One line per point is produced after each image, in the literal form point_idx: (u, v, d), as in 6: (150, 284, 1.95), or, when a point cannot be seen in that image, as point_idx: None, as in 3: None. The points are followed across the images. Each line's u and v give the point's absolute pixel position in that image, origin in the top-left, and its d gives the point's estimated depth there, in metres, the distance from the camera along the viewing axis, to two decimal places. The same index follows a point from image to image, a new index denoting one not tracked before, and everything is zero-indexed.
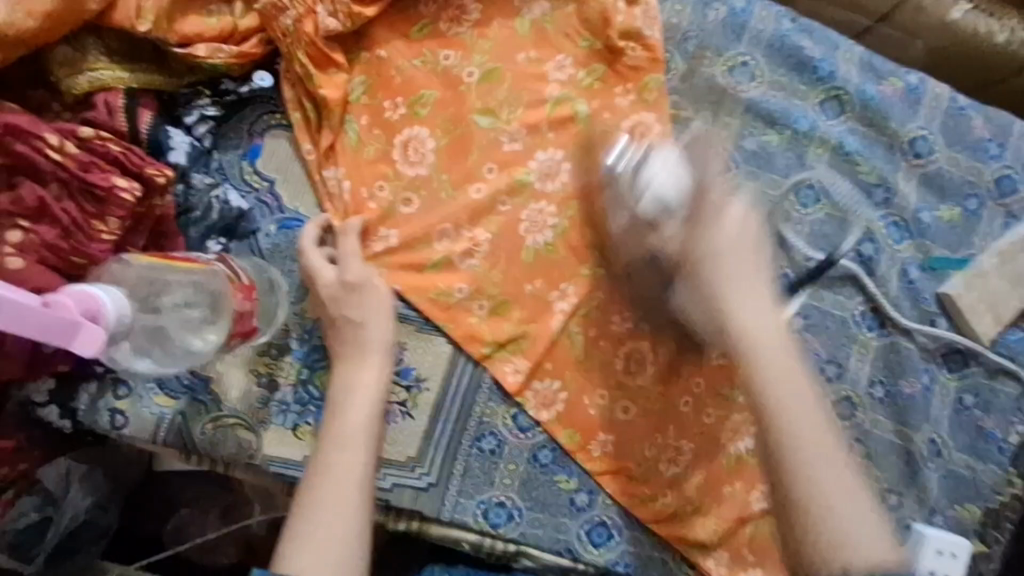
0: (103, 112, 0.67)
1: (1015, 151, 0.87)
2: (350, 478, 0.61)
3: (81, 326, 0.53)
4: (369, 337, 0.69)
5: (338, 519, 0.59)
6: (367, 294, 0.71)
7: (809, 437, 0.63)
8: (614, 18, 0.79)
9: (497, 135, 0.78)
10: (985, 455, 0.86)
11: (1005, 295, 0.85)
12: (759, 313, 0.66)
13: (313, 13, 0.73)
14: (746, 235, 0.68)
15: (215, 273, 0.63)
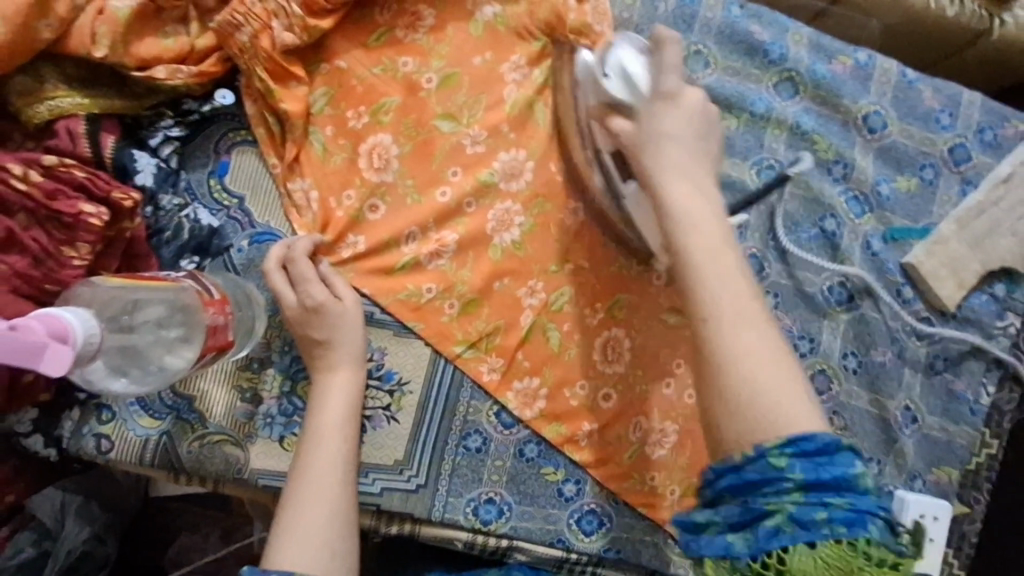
0: (65, 140, 0.68)
1: (965, 120, 0.90)
2: (331, 477, 0.68)
3: (47, 348, 0.49)
4: (338, 347, 0.72)
5: (322, 515, 0.65)
6: (331, 311, 0.72)
7: (727, 296, 0.62)
8: (567, 13, 0.79)
9: (461, 138, 0.79)
10: (957, 416, 0.89)
11: (966, 258, 0.88)
12: (721, 285, 0.62)
13: (268, 28, 0.72)
14: (695, 120, 0.70)
15: (184, 290, 0.61)
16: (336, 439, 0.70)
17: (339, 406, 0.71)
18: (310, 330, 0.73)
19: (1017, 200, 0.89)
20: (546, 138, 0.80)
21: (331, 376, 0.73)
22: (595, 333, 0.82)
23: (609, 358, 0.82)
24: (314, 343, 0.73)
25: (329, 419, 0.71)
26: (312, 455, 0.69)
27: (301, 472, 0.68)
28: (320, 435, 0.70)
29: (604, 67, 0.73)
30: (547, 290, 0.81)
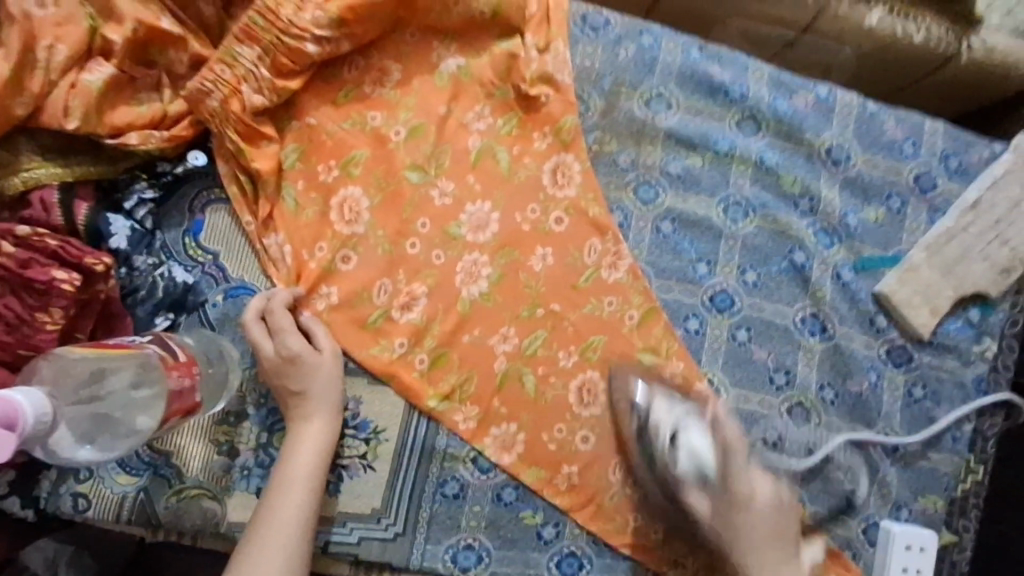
0: (39, 210, 0.70)
1: (930, 148, 0.91)
2: (290, 524, 0.69)
3: None
4: (312, 398, 0.74)
5: (277, 562, 0.67)
6: (307, 362, 0.74)
7: None
8: (527, 68, 0.83)
9: (429, 189, 0.81)
10: (940, 445, 0.89)
11: (939, 285, 0.88)
12: None
13: (238, 91, 0.74)
14: (777, 514, 0.75)
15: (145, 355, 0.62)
16: (302, 487, 0.71)
17: (307, 455, 0.73)
18: (287, 379, 0.74)
19: (988, 224, 0.89)
20: (511, 187, 0.83)
21: (305, 426, 0.74)
22: (571, 375, 0.83)
23: (585, 400, 0.83)
24: (290, 394, 0.75)
25: (298, 465, 0.72)
26: (278, 503, 0.70)
27: (264, 519, 0.69)
28: (288, 485, 0.71)
29: (673, 442, 0.78)
30: (519, 335, 0.82)
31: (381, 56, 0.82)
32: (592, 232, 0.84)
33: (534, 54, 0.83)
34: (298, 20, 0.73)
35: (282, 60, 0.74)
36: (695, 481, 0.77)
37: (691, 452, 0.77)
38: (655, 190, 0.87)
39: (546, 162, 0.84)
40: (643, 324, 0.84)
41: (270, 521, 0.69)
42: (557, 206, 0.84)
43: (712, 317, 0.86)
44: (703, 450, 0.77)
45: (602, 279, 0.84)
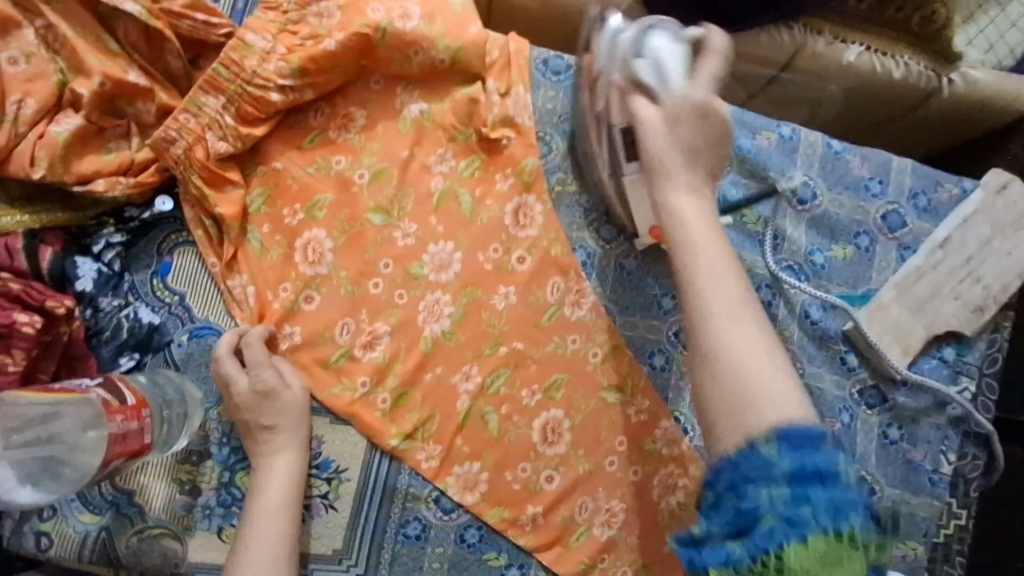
0: (4, 255, 0.72)
1: (897, 186, 0.91)
2: (274, 553, 0.70)
3: None
4: (283, 432, 0.75)
5: None
6: (277, 396, 0.76)
7: (732, 337, 0.63)
8: (487, 113, 0.85)
9: (392, 232, 0.83)
10: (917, 488, 0.86)
11: (910, 324, 0.87)
12: (715, 275, 0.65)
13: (203, 139, 0.77)
14: (713, 126, 0.70)
15: (89, 401, 0.63)
16: (280, 517, 0.72)
17: (280, 487, 0.74)
18: (258, 414, 0.75)
19: (957, 262, 0.88)
20: (473, 228, 0.84)
21: (273, 460, 0.75)
22: (534, 414, 0.82)
23: (550, 440, 0.82)
24: (259, 427, 0.75)
25: (270, 498, 0.73)
26: (257, 534, 0.71)
27: (244, 552, 0.70)
28: (264, 521, 0.72)
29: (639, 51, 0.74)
30: (482, 374, 0.82)
31: (346, 103, 0.85)
32: (554, 270, 0.85)
33: (494, 98, 0.85)
34: (260, 72, 0.77)
35: (247, 109, 0.78)
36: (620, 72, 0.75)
37: (651, 58, 0.73)
38: (619, 229, 0.87)
39: (509, 203, 0.85)
40: (607, 361, 0.84)
41: (250, 551, 0.69)
42: (520, 245, 0.85)
43: (677, 355, 0.85)
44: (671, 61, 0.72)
45: (564, 316, 0.84)
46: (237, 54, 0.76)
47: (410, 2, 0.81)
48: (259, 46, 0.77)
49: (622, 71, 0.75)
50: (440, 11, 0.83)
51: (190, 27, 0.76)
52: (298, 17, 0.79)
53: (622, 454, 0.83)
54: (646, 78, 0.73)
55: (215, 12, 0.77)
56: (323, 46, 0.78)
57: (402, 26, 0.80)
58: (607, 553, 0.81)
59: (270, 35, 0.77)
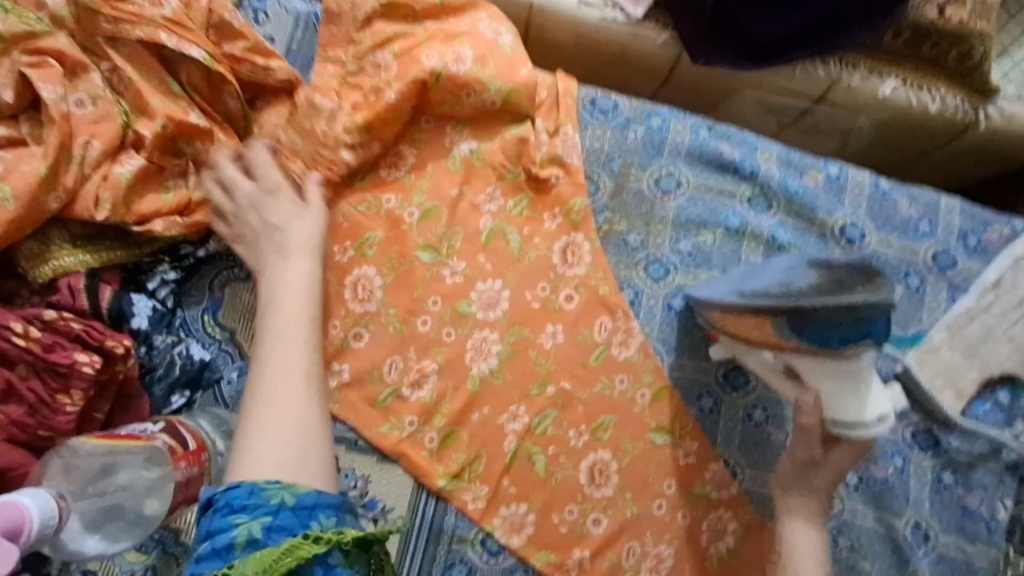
0: (66, 295, 0.71)
1: (946, 227, 0.90)
2: (292, 334, 0.60)
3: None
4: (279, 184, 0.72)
5: (288, 368, 0.58)
6: (283, 196, 0.72)
7: None
8: (536, 154, 0.86)
9: (441, 269, 0.83)
10: (974, 535, 0.84)
11: (962, 367, 0.86)
12: (807, 549, 0.71)
13: None
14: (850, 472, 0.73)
15: (156, 448, 0.64)
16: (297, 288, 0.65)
17: (297, 301, 0.63)
18: (265, 213, 0.71)
19: (1010, 305, 0.87)
20: (521, 266, 0.84)
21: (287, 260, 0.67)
22: (582, 455, 0.81)
23: (597, 481, 0.81)
24: (267, 229, 0.70)
25: (288, 317, 0.62)
26: (275, 358, 0.59)
27: (256, 403, 0.56)
28: (277, 362, 0.58)
29: (849, 342, 0.67)
30: (529, 413, 0.82)
31: (397, 142, 0.86)
32: (601, 310, 0.84)
33: (543, 138, 0.87)
34: (329, 133, 0.79)
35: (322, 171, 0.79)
36: (857, 412, 0.72)
37: (843, 380, 0.71)
38: (666, 268, 0.87)
39: (556, 242, 0.85)
40: (655, 403, 0.83)
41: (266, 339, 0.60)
42: (567, 284, 0.85)
43: (726, 396, 0.85)
44: (858, 397, 0.72)
45: (612, 356, 0.84)
46: (306, 119, 0.79)
47: (462, 46, 0.83)
48: (326, 108, 0.80)
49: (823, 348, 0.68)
50: (491, 53, 0.84)
51: (249, 71, 0.79)
52: (356, 69, 0.83)
53: (670, 497, 0.81)
54: (829, 370, 0.71)
55: (273, 57, 0.80)
56: (385, 100, 0.80)
57: (456, 69, 0.82)
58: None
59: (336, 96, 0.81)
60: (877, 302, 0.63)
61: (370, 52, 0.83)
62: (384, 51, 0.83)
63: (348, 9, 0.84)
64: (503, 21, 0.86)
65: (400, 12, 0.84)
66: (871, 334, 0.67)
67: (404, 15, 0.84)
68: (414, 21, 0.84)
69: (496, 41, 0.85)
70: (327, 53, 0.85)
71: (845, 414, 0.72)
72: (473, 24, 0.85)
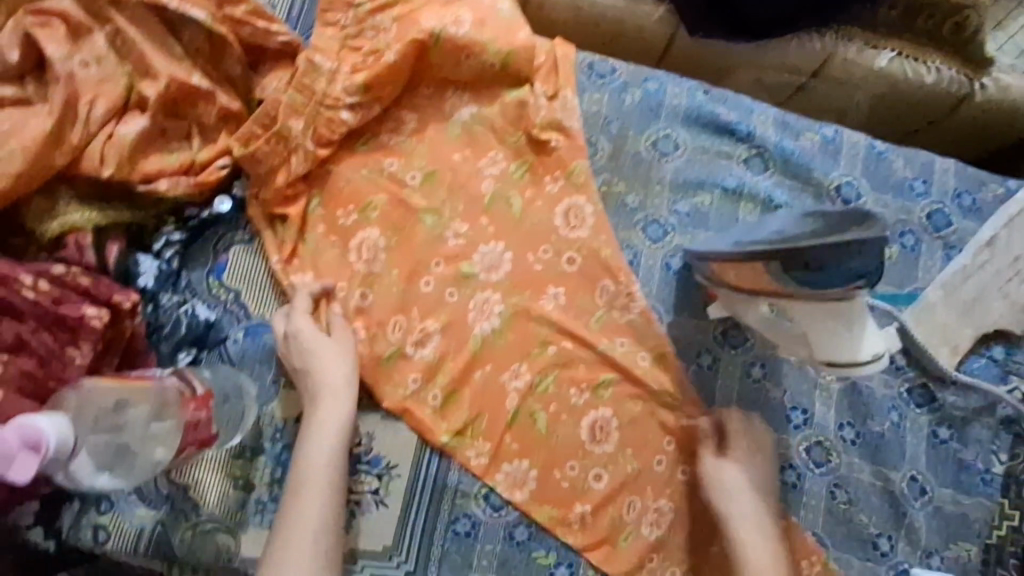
0: (74, 252, 0.73)
1: (940, 187, 0.92)
2: (315, 497, 0.70)
3: (16, 456, 0.54)
4: (307, 335, 0.77)
5: (307, 523, 0.69)
6: (311, 346, 0.77)
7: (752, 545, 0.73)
8: (536, 115, 0.87)
9: (443, 233, 0.84)
10: (970, 489, 0.85)
11: (957, 325, 0.87)
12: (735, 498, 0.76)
13: (287, 162, 0.80)
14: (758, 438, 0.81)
15: (164, 389, 0.65)
16: (316, 487, 0.71)
17: (321, 468, 0.71)
18: (293, 361, 0.77)
19: (1004, 264, 0.88)
20: (522, 228, 0.85)
21: (315, 425, 0.73)
22: (585, 411, 0.82)
23: (598, 437, 0.81)
24: (299, 379, 0.76)
25: (315, 482, 0.71)
26: (298, 523, 0.69)
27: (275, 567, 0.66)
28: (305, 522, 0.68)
29: (844, 284, 0.68)
30: (532, 371, 0.82)
31: (398, 112, 0.88)
32: (602, 272, 0.85)
33: (542, 102, 0.87)
34: (330, 93, 0.80)
35: (321, 131, 0.81)
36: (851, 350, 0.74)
37: (838, 323, 0.73)
38: (664, 229, 0.88)
39: (558, 205, 0.86)
40: (659, 365, 0.84)
41: (297, 501, 0.69)
42: (569, 246, 0.85)
43: (725, 355, 0.86)
44: (852, 338, 0.74)
45: (613, 316, 0.84)
46: (306, 78, 0.80)
47: (460, 11, 0.84)
48: (325, 67, 0.80)
49: (817, 292, 0.69)
50: (489, 18, 0.85)
51: (250, 34, 0.80)
52: (356, 32, 0.83)
53: (669, 454, 0.82)
54: (824, 315, 0.73)
55: (274, 20, 0.80)
56: (383, 60, 0.81)
57: (455, 33, 0.83)
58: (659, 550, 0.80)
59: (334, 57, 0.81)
60: (872, 236, 0.64)
61: (369, 16, 0.83)
62: (382, 14, 0.83)
63: None
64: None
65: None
66: (867, 273, 0.67)
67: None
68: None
69: (495, 7, 0.86)
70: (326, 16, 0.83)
71: (839, 356, 0.74)
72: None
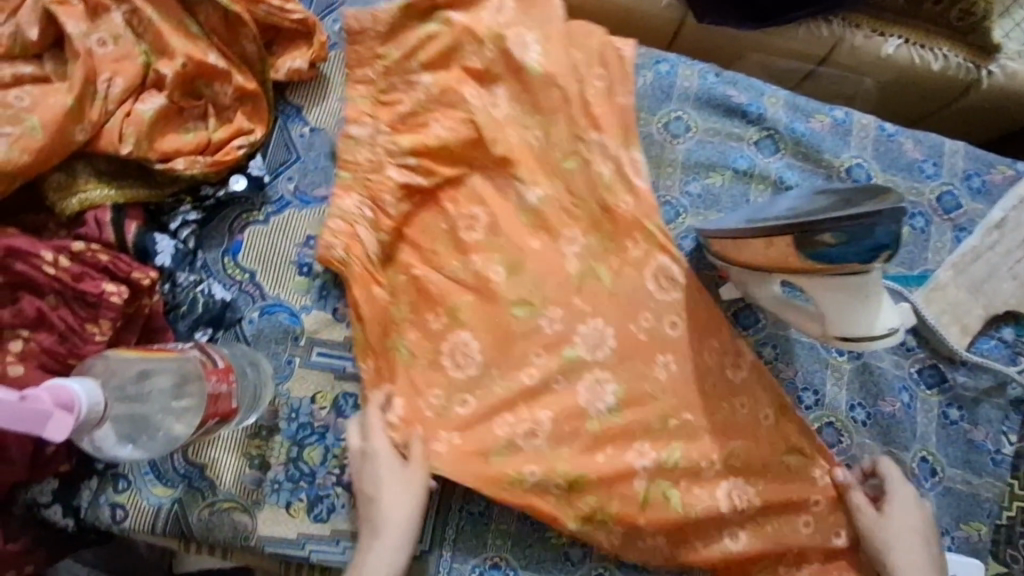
0: (94, 228, 0.73)
1: (950, 168, 0.92)
2: None
3: (52, 417, 0.52)
4: (380, 452, 0.75)
5: None
6: (383, 470, 0.75)
7: None
8: (603, 179, 0.83)
9: (536, 320, 0.81)
10: (979, 468, 0.85)
11: (967, 303, 0.87)
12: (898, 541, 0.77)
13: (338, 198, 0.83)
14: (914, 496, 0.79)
15: (189, 359, 0.66)
16: None
17: None
18: (362, 477, 0.75)
19: (1013, 244, 0.89)
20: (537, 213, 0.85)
21: (373, 545, 0.73)
22: (716, 484, 0.80)
23: (737, 506, 0.80)
24: (363, 494, 0.75)
25: None
26: None
27: None
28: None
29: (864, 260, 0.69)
30: (655, 448, 0.80)
31: (466, 202, 0.84)
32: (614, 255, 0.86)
33: (607, 171, 0.84)
34: (374, 157, 0.84)
35: (376, 192, 0.83)
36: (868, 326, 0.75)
37: (856, 298, 0.74)
38: (676, 210, 0.89)
39: (647, 269, 0.83)
40: (780, 423, 0.82)
41: None
42: (671, 312, 0.82)
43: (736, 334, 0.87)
44: (869, 313, 0.75)
45: (726, 380, 0.82)
46: (349, 152, 0.84)
47: (497, 90, 0.86)
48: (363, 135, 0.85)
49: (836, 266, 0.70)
50: None
51: (266, 12, 0.81)
52: (387, 86, 0.87)
53: (817, 514, 0.81)
54: (841, 290, 0.74)
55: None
56: (416, 99, 0.86)
57: (496, 111, 0.85)
58: (694, 541, 0.80)
59: (370, 118, 0.86)
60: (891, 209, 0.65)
61: (398, 64, 0.87)
62: (411, 61, 0.87)
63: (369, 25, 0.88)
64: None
65: (414, 9, 0.87)
66: (887, 246, 0.68)
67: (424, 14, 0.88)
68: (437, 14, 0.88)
69: None
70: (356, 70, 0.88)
71: (855, 331, 0.75)
72: (497, 43, 0.85)
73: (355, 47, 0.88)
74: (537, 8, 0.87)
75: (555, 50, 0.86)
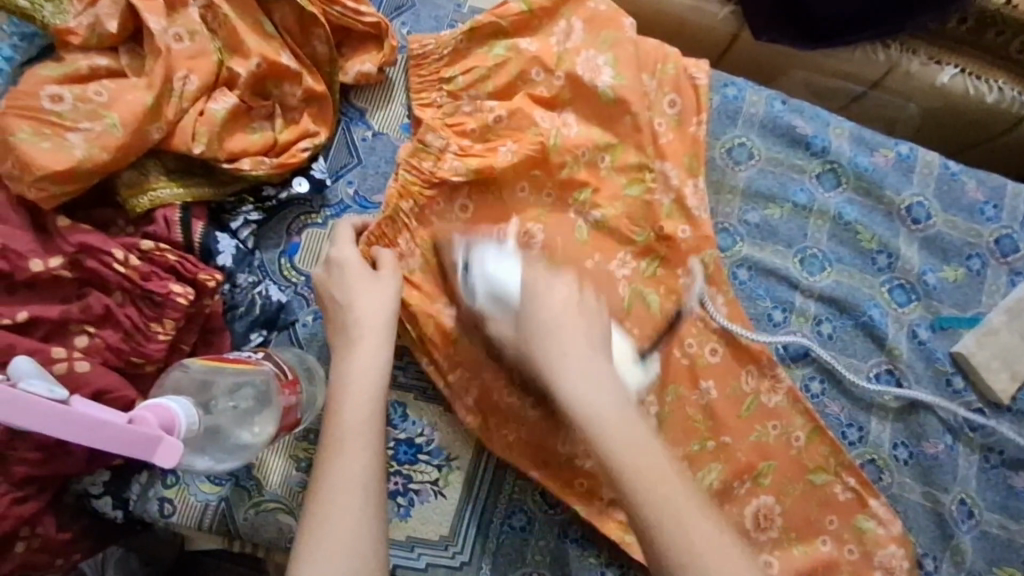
0: (162, 227, 0.73)
1: (1011, 212, 0.91)
2: (359, 437, 0.62)
3: (162, 441, 0.54)
4: (345, 258, 0.72)
5: (354, 453, 0.61)
6: (350, 273, 0.71)
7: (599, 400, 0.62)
8: (663, 209, 0.85)
9: None
10: (1017, 514, 0.82)
11: (1019, 350, 0.86)
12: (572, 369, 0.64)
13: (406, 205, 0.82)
14: (564, 304, 0.68)
15: (264, 372, 0.68)
16: (361, 428, 0.62)
17: (365, 412, 0.64)
18: (333, 291, 0.71)
19: None
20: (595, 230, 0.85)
21: (348, 369, 0.66)
22: (746, 502, 0.81)
23: (762, 526, 0.80)
24: (335, 308, 0.70)
25: (356, 424, 0.63)
26: (342, 424, 0.63)
27: (322, 491, 0.59)
28: (348, 481, 0.59)
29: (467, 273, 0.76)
30: (693, 470, 0.81)
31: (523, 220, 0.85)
32: (667, 276, 0.85)
33: (667, 203, 0.86)
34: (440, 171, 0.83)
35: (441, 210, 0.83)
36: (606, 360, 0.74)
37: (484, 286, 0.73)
38: (733, 237, 0.89)
39: (694, 297, 0.84)
40: (812, 445, 0.82)
41: (327, 485, 0.59)
42: (712, 338, 0.84)
43: (784, 364, 0.86)
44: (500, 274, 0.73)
45: (763, 405, 0.83)
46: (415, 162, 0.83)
47: (567, 114, 0.87)
48: (435, 146, 0.84)
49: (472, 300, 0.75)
50: None
51: (339, 14, 0.82)
52: (453, 110, 0.87)
53: (834, 533, 0.81)
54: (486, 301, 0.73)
55: (362, 2, 0.83)
56: (484, 112, 0.86)
57: (568, 133, 0.86)
58: None
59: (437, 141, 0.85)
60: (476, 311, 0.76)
61: (463, 89, 0.87)
62: (479, 87, 0.86)
63: (432, 50, 0.88)
64: (582, 3, 0.88)
65: (484, 33, 0.88)
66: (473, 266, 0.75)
67: (490, 35, 0.88)
68: (504, 36, 0.88)
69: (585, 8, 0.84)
70: (421, 97, 0.88)
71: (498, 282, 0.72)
72: (570, 67, 0.86)
73: (418, 71, 0.88)
74: (607, 30, 0.87)
75: (629, 75, 0.86)
